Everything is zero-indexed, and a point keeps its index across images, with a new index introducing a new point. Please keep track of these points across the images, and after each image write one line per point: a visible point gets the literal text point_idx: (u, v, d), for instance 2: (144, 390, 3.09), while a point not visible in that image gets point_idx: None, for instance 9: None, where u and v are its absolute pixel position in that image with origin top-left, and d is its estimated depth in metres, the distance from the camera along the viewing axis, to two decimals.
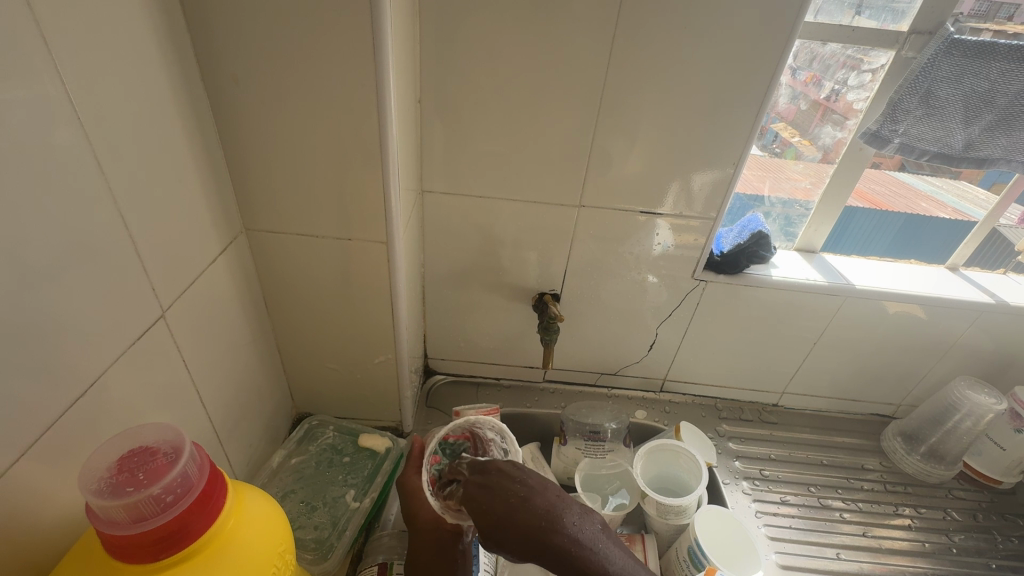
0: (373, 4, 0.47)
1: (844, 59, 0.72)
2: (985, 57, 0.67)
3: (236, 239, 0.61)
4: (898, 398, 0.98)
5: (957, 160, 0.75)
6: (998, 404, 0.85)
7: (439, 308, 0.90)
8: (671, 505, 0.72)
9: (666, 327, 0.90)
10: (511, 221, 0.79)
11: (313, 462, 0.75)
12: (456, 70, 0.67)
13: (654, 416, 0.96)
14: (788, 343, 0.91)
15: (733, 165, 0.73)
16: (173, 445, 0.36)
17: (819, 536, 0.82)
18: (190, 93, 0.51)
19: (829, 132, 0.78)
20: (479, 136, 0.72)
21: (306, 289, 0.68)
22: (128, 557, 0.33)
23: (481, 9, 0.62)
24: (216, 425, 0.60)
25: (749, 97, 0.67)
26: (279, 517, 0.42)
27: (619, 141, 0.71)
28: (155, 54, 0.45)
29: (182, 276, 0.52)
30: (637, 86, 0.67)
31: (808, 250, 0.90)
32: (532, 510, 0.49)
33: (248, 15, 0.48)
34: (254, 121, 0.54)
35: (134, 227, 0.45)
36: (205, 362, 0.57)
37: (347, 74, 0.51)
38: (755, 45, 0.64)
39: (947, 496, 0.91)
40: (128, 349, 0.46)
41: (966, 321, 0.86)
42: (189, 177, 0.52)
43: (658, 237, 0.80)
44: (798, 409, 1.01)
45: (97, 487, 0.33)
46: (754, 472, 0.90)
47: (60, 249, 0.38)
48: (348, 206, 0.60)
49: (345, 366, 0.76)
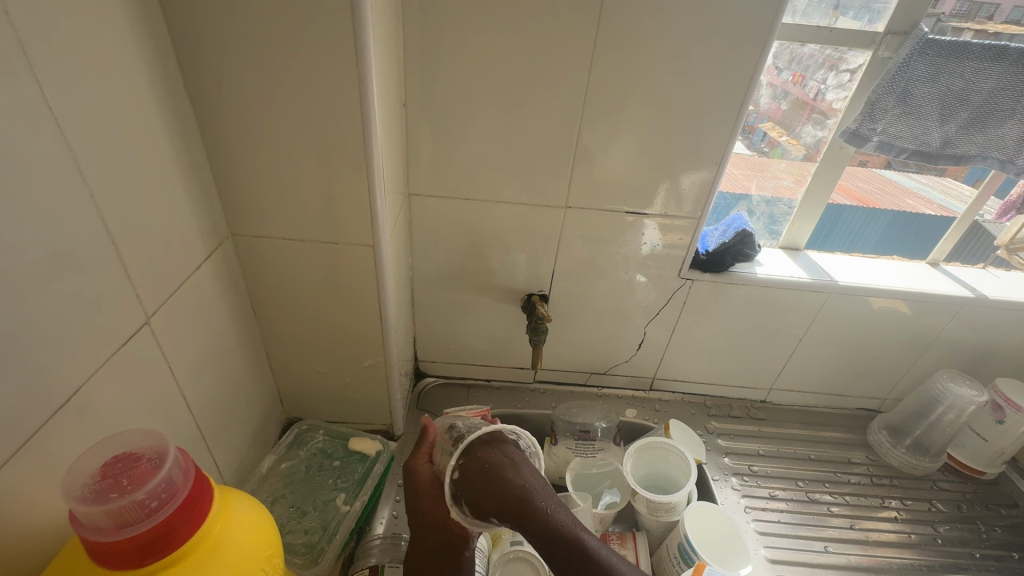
0: (355, 9, 0.48)
1: (824, 59, 0.74)
2: (958, 57, 0.69)
3: (222, 244, 0.61)
4: (884, 392, 1.00)
5: (934, 158, 0.77)
6: (980, 396, 0.87)
7: (428, 311, 0.90)
8: (661, 502, 0.73)
9: (655, 326, 0.91)
10: (499, 223, 0.79)
11: (304, 467, 0.75)
12: (441, 74, 0.67)
13: (644, 414, 0.97)
14: (775, 339, 0.92)
15: (717, 165, 0.74)
16: (158, 450, 0.36)
17: (808, 530, 0.83)
18: (173, 100, 0.51)
19: (811, 132, 0.79)
20: (465, 139, 0.72)
21: (294, 294, 0.68)
22: (113, 563, 0.32)
23: (464, 13, 0.63)
24: (204, 431, 0.59)
25: (730, 97, 0.68)
26: (266, 521, 0.42)
27: (604, 142, 0.72)
28: (137, 62, 0.46)
29: (168, 283, 0.52)
30: (620, 87, 0.67)
31: (793, 248, 0.91)
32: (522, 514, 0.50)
33: (231, 21, 0.48)
34: (239, 126, 0.54)
35: (117, 234, 0.45)
36: (192, 368, 0.57)
37: (330, 79, 0.51)
38: (736, 47, 0.65)
39: (932, 488, 0.92)
40: (113, 356, 0.45)
41: (948, 315, 0.88)
42: (173, 183, 0.52)
43: (645, 237, 0.81)
44: (786, 405, 1.02)
45: (81, 494, 0.33)
46: (743, 468, 0.90)
47: (42, 257, 0.38)
48: (334, 211, 0.60)
49: (335, 370, 0.76)
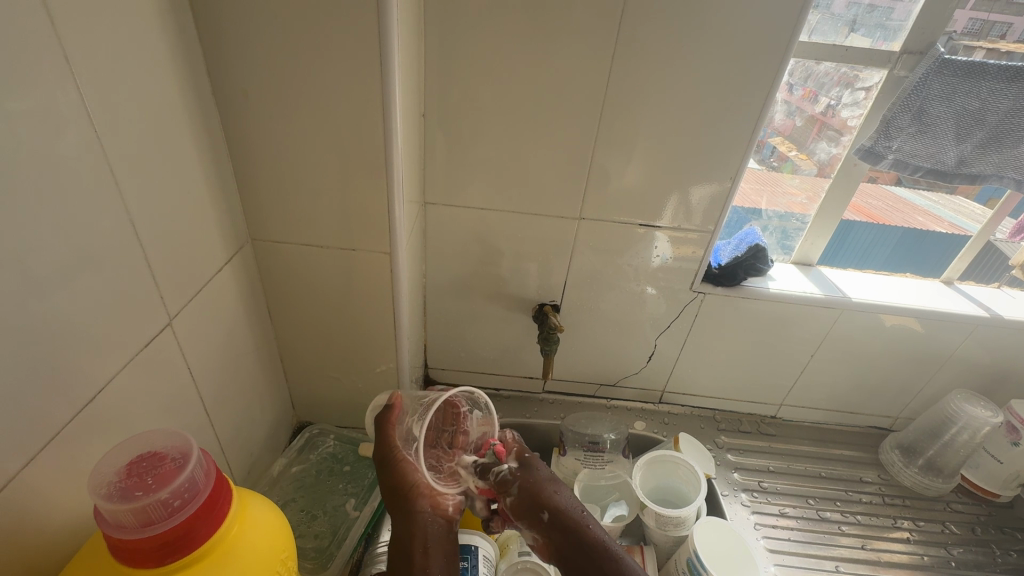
0: (380, 21, 0.49)
1: (838, 77, 0.74)
2: (975, 77, 0.69)
3: (242, 249, 0.62)
4: (896, 411, 0.99)
5: (949, 177, 0.77)
6: (994, 417, 0.86)
7: (439, 319, 0.91)
8: (670, 516, 0.73)
9: (665, 339, 0.91)
10: (512, 232, 0.80)
11: (314, 471, 0.75)
12: (458, 85, 0.68)
13: (652, 427, 0.96)
14: (787, 354, 0.92)
15: (731, 179, 0.74)
16: (182, 451, 0.36)
17: (818, 549, 0.82)
18: (201, 107, 0.52)
19: (824, 148, 0.79)
20: (481, 149, 0.73)
21: (309, 298, 0.68)
22: (136, 560, 0.33)
23: (482, 25, 0.64)
24: (218, 432, 0.60)
25: (746, 114, 0.69)
26: (282, 525, 0.42)
27: (619, 156, 0.73)
28: (168, 70, 0.47)
29: (190, 285, 0.53)
30: (635, 102, 0.68)
31: (805, 264, 0.91)
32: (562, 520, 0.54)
33: (260, 31, 0.50)
34: (263, 133, 0.56)
35: (144, 237, 0.46)
36: (210, 369, 0.57)
37: (354, 90, 0.52)
38: (752, 63, 0.66)
39: (945, 510, 0.91)
40: (136, 357, 0.46)
41: (962, 334, 0.87)
42: (198, 188, 0.53)
43: (657, 249, 0.81)
44: (796, 421, 1.02)
45: (107, 491, 0.33)
46: (753, 484, 0.90)
47: (70, 257, 0.39)
48: (353, 218, 0.61)
49: (348, 376, 0.76)
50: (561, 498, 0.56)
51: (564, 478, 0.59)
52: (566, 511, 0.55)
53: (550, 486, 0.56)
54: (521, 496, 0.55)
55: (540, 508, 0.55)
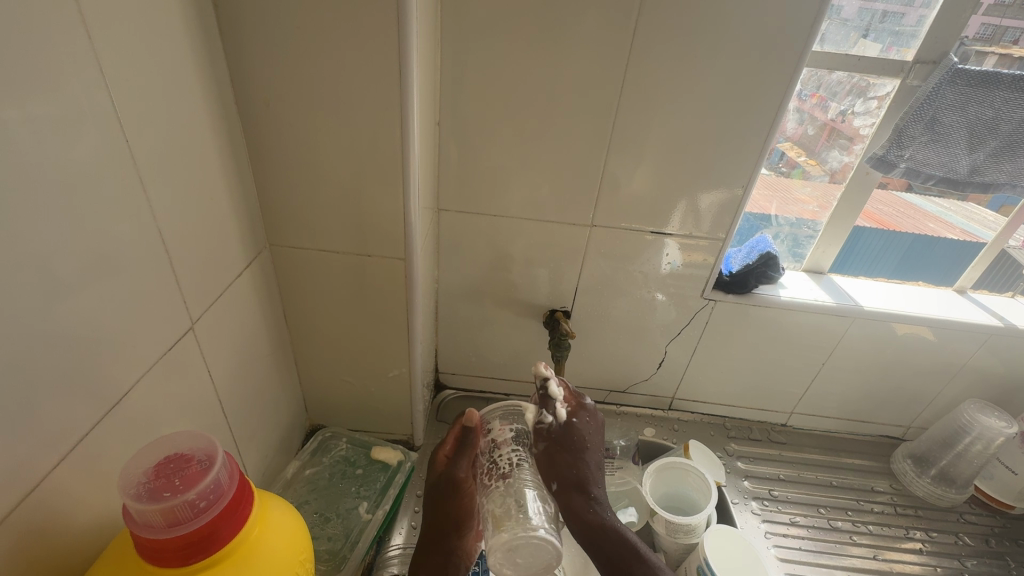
0: (400, 33, 0.50)
1: (850, 85, 0.74)
2: (989, 86, 0.69)
3: (260, 254, 0.63)
4: (908, 420, 0.98)
5: (962, 185, 0.77)
6: (1008, 428, 0.85)
7: (449, 324, 0.91)
8: (681, 523, 0.73)
9: (675, 346, 0.91)
10: (523, 239, 0.81)
11: (326, 474, 0.76)
12: (472, 94, 0.69)
13: (662, 434, 0.96)
14: (798, 362, 0.91)
15: (742, 186, 0.75)
16: (207, 453, 0.37)
17: (829, 558, 0.82)
18: (224, 116, 0.53)
19: (835, 156, 0.79)
20: (494, 156, 0.74)
21: (323, 303, 0.69)
22: (162, 560, 0.34)
23: (497, 35, 0.65)
24: (235, 433, 0.61)
25: (757, 123, 0.70)
26: (301, 527, 0.43)
27: (630, 163, 0.73)
28: (194, 79, 0.48)
29: (211, 289, 0.54)
30: (647, 111, 0.69)
31: (817, 271, 0.91)
32: (572, 481, 0.58)
33: (282, 39, 0.51)
34: (282, 140, 0.57)
35: (169, 242, 0.47)
36: (227, 371, 0.58)
37: (372, 99, 0.54)
38: (764, 73, 0.66)
39: (959, 520, 0.90)
40: (159, 359, 0.47)
41: (976, 344, 0.87)
42: (220, 194, 0.54)
43: (667, 256, 0.81)
44: (806, 430, 1.01)
45: (136, 491, 0.34)
46: (764, 492, 0.89)
47: (99, 261, 0.40)
48: (369, 225, 0.62)
49: (361, 380, 0.77)
50: (584, 462, 0.60)
51: (596, 446, 0.62)
52: (580, 476, 0.58)
53: (579, 451, 0.60)
54: (546, 452, 0.59)
55: (552, 476, 0.58)
